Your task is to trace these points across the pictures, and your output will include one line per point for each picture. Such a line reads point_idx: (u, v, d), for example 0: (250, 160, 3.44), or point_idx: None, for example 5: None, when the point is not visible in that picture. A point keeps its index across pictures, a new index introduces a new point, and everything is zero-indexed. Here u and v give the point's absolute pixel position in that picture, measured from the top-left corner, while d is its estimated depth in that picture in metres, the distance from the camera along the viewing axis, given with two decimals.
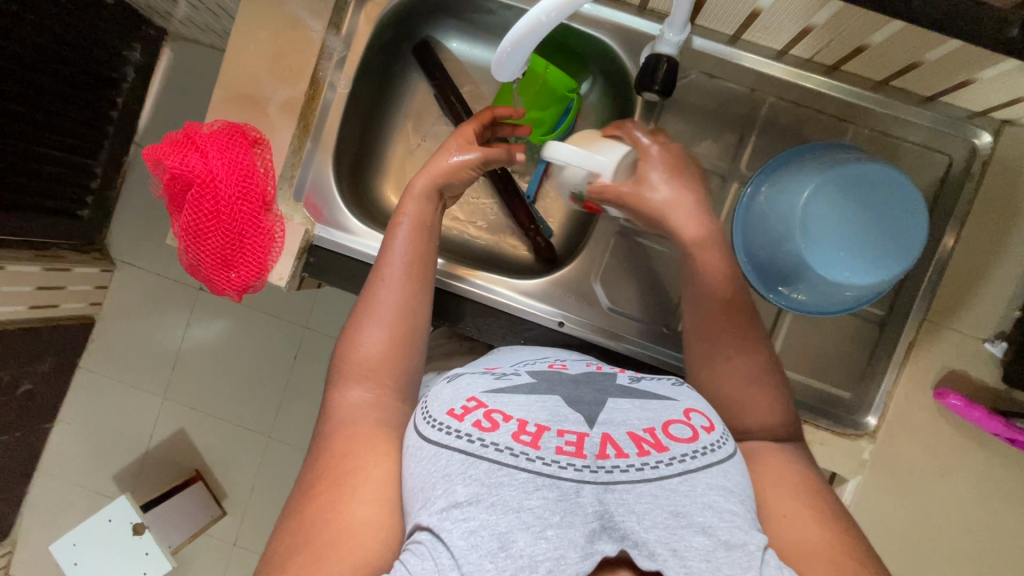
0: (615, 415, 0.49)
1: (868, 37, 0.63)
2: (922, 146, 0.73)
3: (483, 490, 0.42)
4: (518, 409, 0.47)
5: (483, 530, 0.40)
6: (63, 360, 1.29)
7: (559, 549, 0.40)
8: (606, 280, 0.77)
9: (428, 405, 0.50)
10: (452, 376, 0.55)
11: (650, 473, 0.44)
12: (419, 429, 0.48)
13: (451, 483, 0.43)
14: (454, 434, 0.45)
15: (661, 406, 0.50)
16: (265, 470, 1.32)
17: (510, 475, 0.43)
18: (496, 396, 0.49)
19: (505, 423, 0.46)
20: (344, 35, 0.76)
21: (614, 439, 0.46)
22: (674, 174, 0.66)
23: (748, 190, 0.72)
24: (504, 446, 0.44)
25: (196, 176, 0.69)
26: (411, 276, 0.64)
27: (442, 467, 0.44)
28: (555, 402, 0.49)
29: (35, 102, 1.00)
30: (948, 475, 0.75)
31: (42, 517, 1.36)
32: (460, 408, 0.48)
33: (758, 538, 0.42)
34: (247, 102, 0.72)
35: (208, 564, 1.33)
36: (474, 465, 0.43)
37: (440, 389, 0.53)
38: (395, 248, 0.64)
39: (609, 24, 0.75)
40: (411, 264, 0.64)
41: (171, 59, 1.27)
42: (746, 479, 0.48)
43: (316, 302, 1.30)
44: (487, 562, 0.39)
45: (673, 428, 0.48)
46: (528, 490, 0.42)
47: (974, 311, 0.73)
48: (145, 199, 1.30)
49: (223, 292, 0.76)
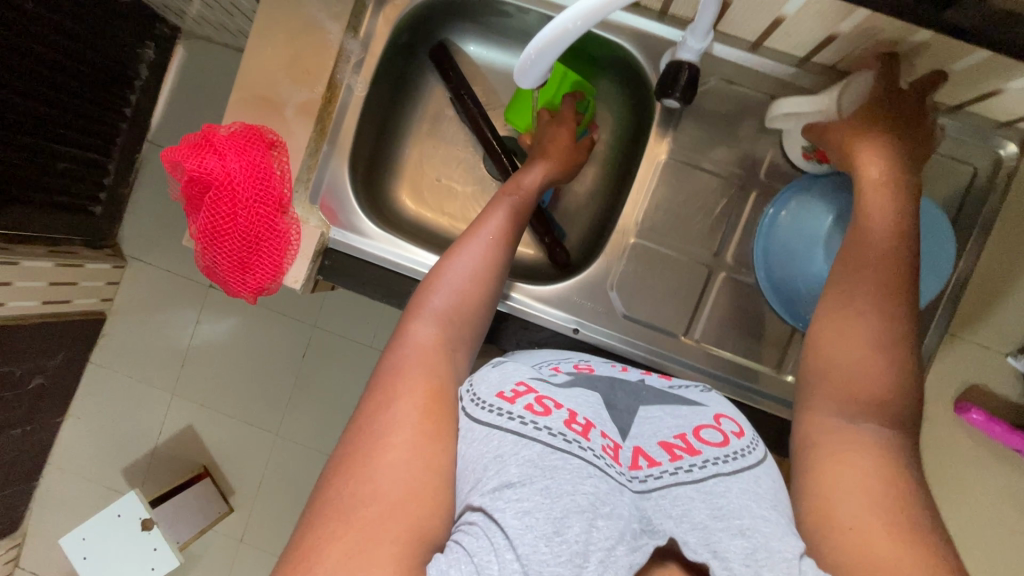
0: (647, 426, 0.49)
1: (893, 46, 0.62)
2: (948, 155, 0.71)
3: (536, 472, 0.41)
4: (567, 399, 0.48)
5: (538, 512, 0.40)
6: (73, 355, 1.29)
7: (609, 541, 0.39)
8: (623, 288, 0.76)
9: (474, 386, 0.50)
10: (497, 360, 0.54)
11: (685, 477, 0.44)
12: (468, 410, 0.48)
13: (503, 463, 0.43)
14: (507, 416, 0.45)
15: (694, 413, 0.51)
16: (274, 469, 1.32)
17: (563, 460, 0.42)
18: (545, 384, 0.49)
19: (558, 410, 0.46)
20: (362, 39, 0.76)
21: (645, 450, 0.46)
22: (901, 118, 0.61)
23: (769, 211, 0.70)
24: (557, 431, 0.44)
25: (215, 179, 0.69)
26: (498, 246, 0.65)
27: (494, 447, 0.44)
28: (595, 401, 0.49)
29: (52, 98, 1.01)
30: (963, 487, 0.75)
31: (52, 511, 1.37)
32: (510, 392, 0.47)
33: (794, 545, 0.41)
34: (264, 104, 0.72)
35: (215, 561, 1.34)
36: (527, 446, 0.43)
37: (484, 369, 0.52)
38: (493, 221, 0.67)
39: (628, 29, 0.75)
40: (501, 236, 0.66)
41: (184, 58, 1.27)
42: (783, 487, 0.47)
43: (326, 303, 1.30)
44: (543, 544, 0.38)
45: (705, 432, 0.48)
46: (582, 476, 0.42)
47: (995, 325, 0.72)
48: (157, 196, 1.31)
49: (238, 294, 0.76)
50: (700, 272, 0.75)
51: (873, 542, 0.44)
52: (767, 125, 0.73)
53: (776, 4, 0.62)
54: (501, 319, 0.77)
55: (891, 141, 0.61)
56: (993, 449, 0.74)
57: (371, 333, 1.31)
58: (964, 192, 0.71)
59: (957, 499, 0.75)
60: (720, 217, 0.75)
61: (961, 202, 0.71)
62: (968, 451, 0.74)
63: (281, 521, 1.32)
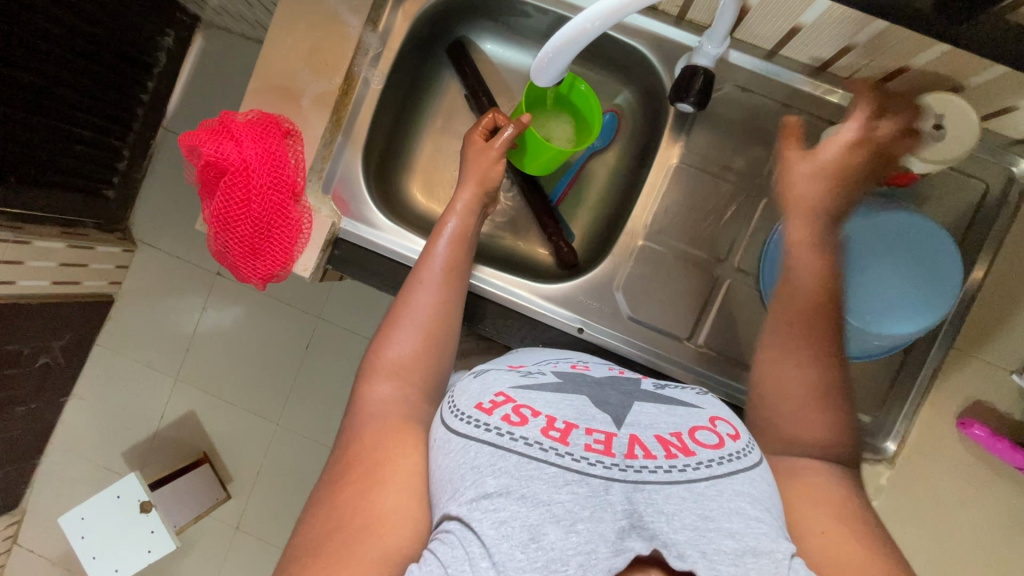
0: (642, 417, 0.49)
1: (910, 58, 0.62)
2: (960, 171, 0.70)
3: (513, 482, 0.42)
4: (547, 406, 0.48)
5: (514, 521, 0.41)
6: (80, 336, 1.31)
7: (590, 544, 0.40)
8: (629, 289, 0.76)
9: (454, 398, 0.51)
10: (477, 371, 0.56)
11: (677, 476, 0.44)
12: (448, 422, 0.49)
13: (480, 474, 0.43)
14: (484, 427, 0.46)
15: (686, 413, 0.50)
16: (272, 457, 1.33)
17: (540, 469, 0.43)
18: (525, 393, 0.49)
19: (534, 419, 0.46)
20: (381, 32, 0.76)
21: (641, 440, 0.46)
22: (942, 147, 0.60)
23: (780, 226, 0.71)
24: (534, 440, 0.44)
25: (230, 165, 0.70)
26: (446, 282, 0.65)
27: (471, 458, 0.44)
28: (582, 402, 0.49)
29: (73, 82, 1.03)
30: (964, 503, 0.74)
31: (52, 490, 1.38)
32: (488, 403, 0.48)
33: (786, 546, 0.42)
34: (282, 94, 0.73)
35: (211, 547, 1.35)
36: (504, 457, 0.43)
37: (465, 383, 0.54)
38: (435, 255, 0.66)
39: (645, 33, 0.75)
40: (449, 270, 0.66)
41: (202, 47, 1.28)
42: (773, 488, 0.47)
43: (332, 293, 1.31)
44: (518, 552, 0.39)
45: (700, 433, 0.48)
46: (559, 485, 0.42)
47: (1000, 341, 0.73)
48: (169, 182, 1.32)
49: (247, 280, 0.77)
50: (707, 277, 0.76)
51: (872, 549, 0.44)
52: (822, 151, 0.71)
53: (794, 13, 0.62)
54: (506, 316, 0.77)
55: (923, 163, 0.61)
56: (994, 467, 0.74)
57: (376, 327, 1.31)
58: (975, 209, 0.71)
59: (955, 516, 0.74)
60: (729, 224, 0.76)
61: (973, 217, 0.71)
62: (968, 469, 0.74)
63: (277, 510, 1.33)
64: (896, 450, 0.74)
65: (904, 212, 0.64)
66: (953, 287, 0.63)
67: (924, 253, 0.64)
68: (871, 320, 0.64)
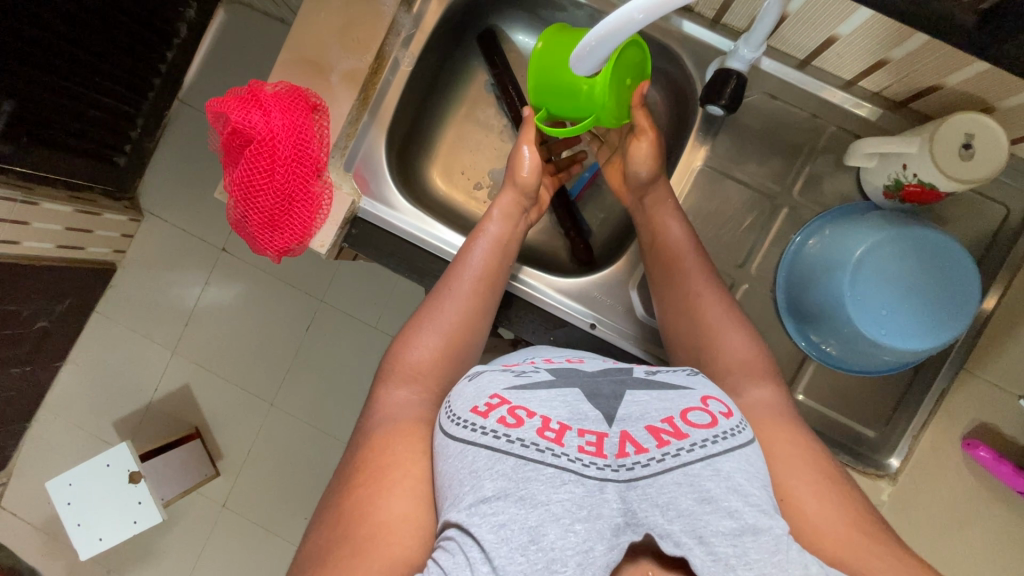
0: (634, 408, 0.47)
1: (942, 78, 0.63)
2: (982, 194, 0.71)
3: (511, 485, 0.40)
4: (541, 405, 0.46)
5: (513, 524, 0.39)
6: (80, 302, 1.30)
7: (587, 543, 0.38)
8: (642, 289, 0.78)
9: (451, 403, 0.49)
10: (473, 371, 0.53)
11: (671, 463, 0.43)
12: (445, 427, 0.47)
13: (479, 479, 0.41)
14: (480, 431, 0.44)
15: (678, 395, 0.48)
16: (266, 436, 1.32)
17: (537, 470, 0.41)
18: (519, 393, 0.47)
19: (530, 420, 0.44)
20: (414, 15, 0.76)
21: (632, 435, 0.44)
22: (974, 159, 0.58)
23: (796, 238, 0.73)
24: (530, 442, 0.42)
25: (256, 134, 0.69)
26: (475, 293, 0.66)
27: (469, 463, 0.43)
28: (575, 397, 0.47)
29: (95, 48, 1.02)
30: (961, 523, 0.75)
31: (39, 455, 1.37)
32: (483, 405, 0.46)
33: (782, 523, 0.41)
34: (312, 69, 0.73)
35: (198, 522, 1.34)
36: (501, 460, 0.42)
37: (461, 385, 0.51)
38: (469, 262, 0.67)
39: (678, 34, 0.76)
40: (480, 279, 0.67)
41: (223, 23, 1.27)
42: (765, 463, 0.46)
43: (336, 276, 1.30)
44: (518, 555, 0.38)
45: (691, 414, 0.46)
46: (556, 485, 0.40)
47: (1005, 366, 0.74)
48: (183, 155, 1.31)
49: (263, 252, 0.77)
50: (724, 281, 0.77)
51: (888, 557, 0.44)
52: (845, 162, 0.73)
53: (831, 24, 0.63)
54: (519, 307, 0.77)
55: (961, 178, 0.59)
56: (994, 491, 0.74)
57: (378, 314, 1.30)
58: (993, 233, 0.71)
59: (953, 535, 0.75)
60: (747, 231, 0.77)
61: (990, 241, 0.72)
62: (968, 489, 0.75)
63: (267, 491, 1.32)
64: (899, 466, 0.75)
65: (928, 229, 0.64)
66: (968, 307, 0.63)
67: (947, 271, 0.64)
68: (887, 336, 0.64)
